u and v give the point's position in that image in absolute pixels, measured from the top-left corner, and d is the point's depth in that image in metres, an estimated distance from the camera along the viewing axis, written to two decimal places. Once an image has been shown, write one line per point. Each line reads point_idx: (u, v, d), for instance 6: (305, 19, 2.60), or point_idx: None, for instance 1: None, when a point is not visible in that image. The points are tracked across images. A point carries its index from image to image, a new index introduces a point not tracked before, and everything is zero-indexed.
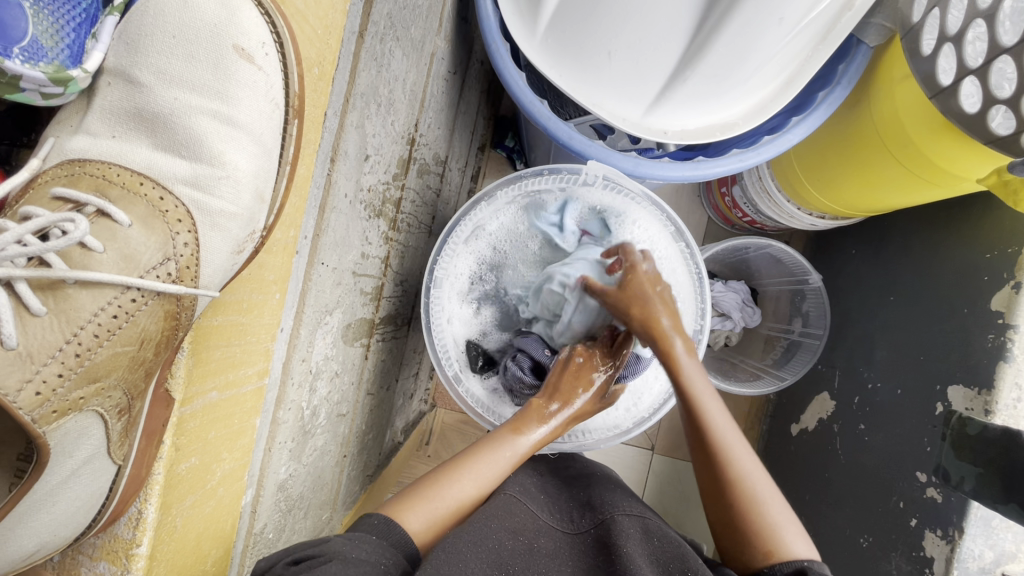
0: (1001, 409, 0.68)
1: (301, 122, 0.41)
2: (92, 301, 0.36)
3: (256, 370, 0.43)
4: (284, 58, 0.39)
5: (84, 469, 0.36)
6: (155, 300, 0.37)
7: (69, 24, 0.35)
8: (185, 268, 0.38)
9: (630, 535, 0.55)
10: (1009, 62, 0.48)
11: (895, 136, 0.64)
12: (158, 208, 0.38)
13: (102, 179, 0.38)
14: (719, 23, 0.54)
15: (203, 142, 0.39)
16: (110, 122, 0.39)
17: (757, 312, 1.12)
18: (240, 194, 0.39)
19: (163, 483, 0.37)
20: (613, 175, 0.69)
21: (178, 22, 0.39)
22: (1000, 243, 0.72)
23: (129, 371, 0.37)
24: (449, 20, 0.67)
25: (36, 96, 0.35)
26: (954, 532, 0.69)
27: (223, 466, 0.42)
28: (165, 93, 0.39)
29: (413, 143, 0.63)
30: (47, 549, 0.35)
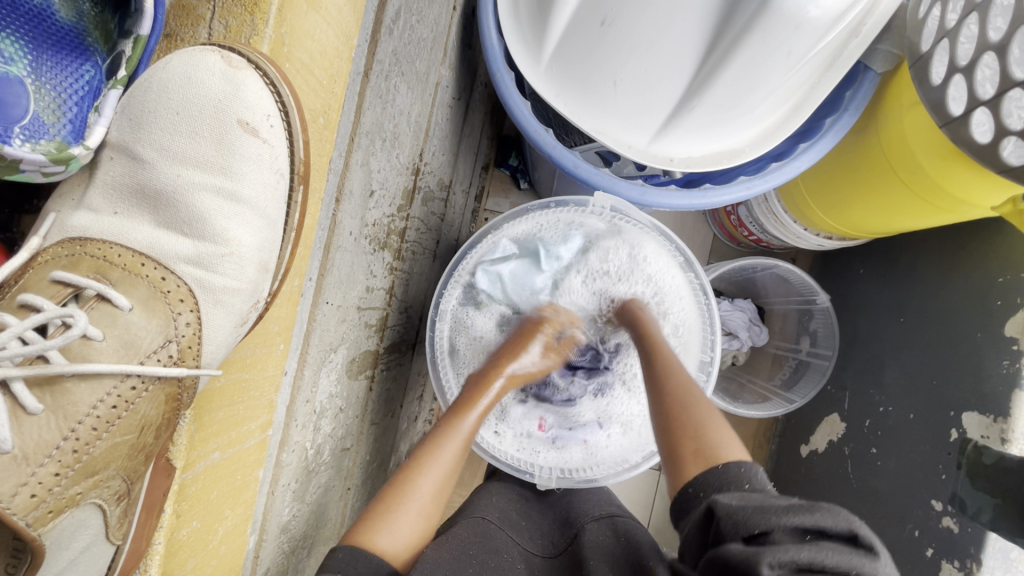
0: (1018, 438, 0.66)
1: (306, 188, 0.41)
2: (91, 393, 0.35)
3: (259, 425, 0.43)
4: (289, 128, 0.39)
5: (82, 557, 0.36)
6: (156, 384, 0.37)
7: (71, 99, 0.36)
8: (186, 349, 0.38)
9: (599, 545, 0.57)
10: (1021, 94, 0.47)
11: (903, 162, 0.64)
12: (159, 289, 0.38)
13: (103, 260, 0.38)
14: (724, 57, 0.54)
15: (206, 220, 0.39)
16: (113, 199, 0.39)
17: (765, 332, 1.11)
18: (244, 270, 0.39)
19: (162, 553, 0.38)
20: (622, 206, 0.69)
21: (184, 98, 0.38)
22: (1013, 266, 0.71)
23: (128, 459, 0.37)
24: (453, 49, 0.67)
25: (37, 174, 0.35)
26: (972, 564, 0.68)
27: (226, 523, 0.42)
28: (169, 170, 0.39)
29: (417, 173, 0.63)
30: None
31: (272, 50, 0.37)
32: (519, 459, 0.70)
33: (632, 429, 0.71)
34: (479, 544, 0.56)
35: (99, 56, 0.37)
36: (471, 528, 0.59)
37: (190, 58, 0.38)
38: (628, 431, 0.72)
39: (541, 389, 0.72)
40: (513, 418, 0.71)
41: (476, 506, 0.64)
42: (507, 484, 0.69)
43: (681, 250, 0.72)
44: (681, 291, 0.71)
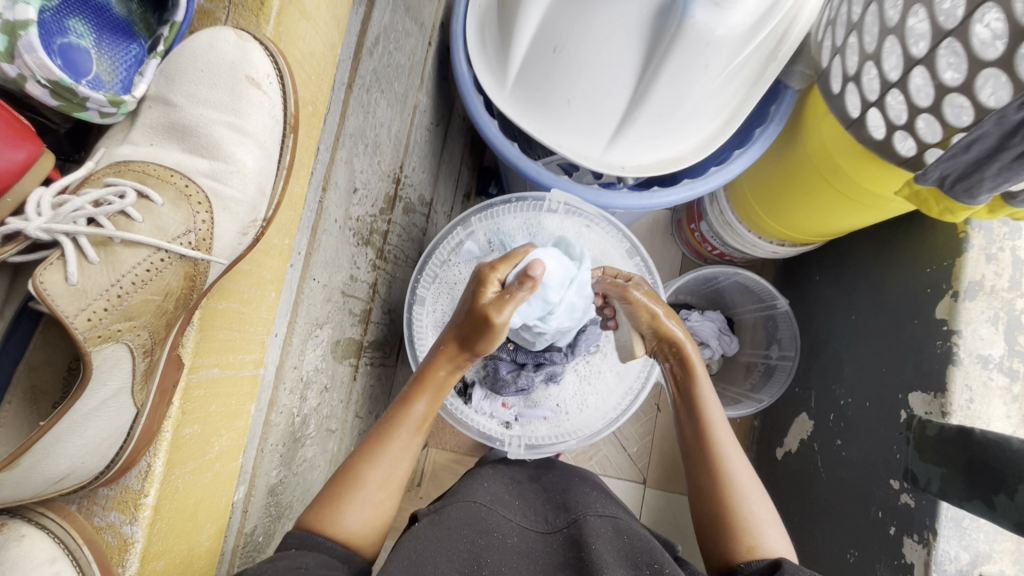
0: (956, 410, 0.72)
1: (296, 135, 0.48)
2: (133, 256, 0.42)
3: (253, 359, 0.47)
4: (284, 88, 0.46)
5: (113, 400, 0.40)
6: (178, 262, 0.43)
7: (122, 65, 0.45)
8: (202, 239, 0.45)
9: (599, 534, 0.56)
10: (899, 93, 0.56)
11: (824, 162, 0.72)
12: (184, 193, 0.45)
13: (142, 173, 0.45)
14: (655, 73, 0.63)
15: (220, 146, 0.47)
16: (149, 135, 0.47)
17: (735, 340, 1.17)
18: (247, 185, 0.46)
19: (169, 441, 0.41)
20: (574, 202, 0.76)
21: (206, 61, 0.46)
22: (937, 257, 0.79)
23: (156, 316, 0.42)
24: (430, 79, 0.77)
25: (95, 114, 0.44)
26: (929, 535, 0.71)
27: (221, 442, 0.45)
28: (193, 110, 0.47)
29: (398, 182, 0.71)
30: (73, 479, 0.39)
31: (273, 37, 0.45)
32: (491, 430, 0.76)
33: (589, 402, 0.77)
34: (472, 530, 0.56)
35: (143, 38, 0.46)
36: (463, 511, 0.58)
37: (212, 33, 0.46)
38: (588, 403, 0.77)
39: (497, 374, 0.76)
40: (476, 397, 0.77)
41: (468, 491, 0.62)
42: (501, 469, 0.68)
43: (628, 237, 0.78)
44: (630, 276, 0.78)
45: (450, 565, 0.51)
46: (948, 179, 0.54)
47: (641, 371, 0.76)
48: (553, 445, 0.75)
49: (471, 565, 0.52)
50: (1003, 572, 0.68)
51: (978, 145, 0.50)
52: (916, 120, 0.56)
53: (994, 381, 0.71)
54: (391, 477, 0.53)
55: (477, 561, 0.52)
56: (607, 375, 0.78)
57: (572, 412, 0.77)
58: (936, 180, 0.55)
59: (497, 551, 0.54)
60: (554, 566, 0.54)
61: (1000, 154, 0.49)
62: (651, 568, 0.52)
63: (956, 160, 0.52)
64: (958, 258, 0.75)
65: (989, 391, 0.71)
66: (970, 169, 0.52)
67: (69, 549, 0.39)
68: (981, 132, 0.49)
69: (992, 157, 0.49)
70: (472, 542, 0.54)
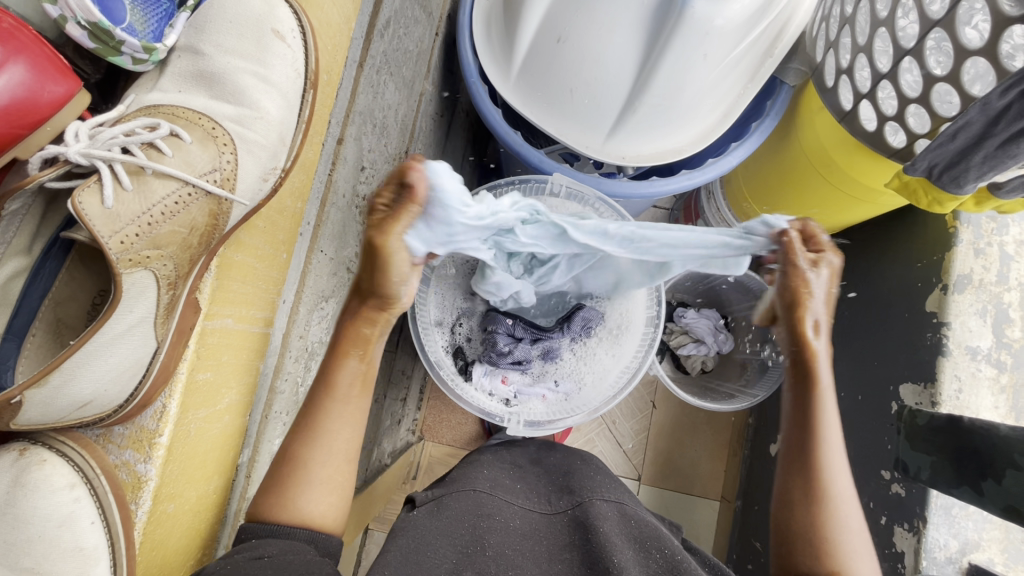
0: (945, 400, 0.73)
1: (316, 92, 0.49)
2: (163, 187, 0.44)
3: (263, 316, 0.48)
4: (306, 43, 0.48)
5: (134, 330, 0.42)
6: (204, 198, 0.45)
7: (154, 16, 0.49)
8: (226, 179, 0.47)
9: (606, 517, 0.58)
10: (889, 85, 0.59)
11: (819, 157, 0.75)
12: (211, 134, 0.47)
13: (171, 115, 0.47)
14: (656, 63, 0.65)
15: (245, 93, 0.48)
16: (179, 82, 0.48)
17: (730, 338, 1.18)
18: (270, 131, 0.48)
19: (184, 383, 0.41)
20: (576, 186, 0.75)
21: (235, 13, 0.49)
22: (927, 252, 0.81)
23: (181, 249, 0.44)
24: (436, 69, 0.79)
25: (128, 59, 0.46)
26: (919, 523, 0.72)
27: (230, 395, 0.45)
28: (220, 59, 0.48)
29: (403, 166, 0.72)
30: (94, 406, 0.41)
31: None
32: (493, 409, 0.76)
33: (585, 382, 0.77)
34: (472, 515, 0.57)
35: None
36: (461, 500, 0.58)
37: None
38: (586, 383, 0.77)
39: (494, 355, 0.75)
40: (477, 376, 0.77)
41: (470, 477, 0.63)
42: (501, 455, 0.69)
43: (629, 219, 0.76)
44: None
45: (449, 552, 0.53)
46: (936, 168, 0.56)
47: (638, 351, 0.76)
48: (552, 423, 0.76)
49: (472, 547, 0.54)
50: (991, 560, 0.69)
51: (964, 133, 0.51)
52: (906, 111, 0.58)
53: (982, 372, 0.73)
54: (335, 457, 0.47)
55: (478, 544, 0.54)
56: (603, 356, 0.77)
57: (569, 391, 0.77)
58: (925, 170, 0.57)
59: (497, 535, 0.55)
60: (559, 546, 0.56)
61: (986, 141, 0.51)
62: (660, 552, 0.55)
63: (943, 149, 0.54)
64: (948, 253, 0.77)
65: (977, 382, 0.73)
66: (957, 158, 0.54)
67: (87, 477, 0.41)
68: (966, 120, 0.50)
69: (978, 145, 0.51)
70: (471, 527, 0.55)
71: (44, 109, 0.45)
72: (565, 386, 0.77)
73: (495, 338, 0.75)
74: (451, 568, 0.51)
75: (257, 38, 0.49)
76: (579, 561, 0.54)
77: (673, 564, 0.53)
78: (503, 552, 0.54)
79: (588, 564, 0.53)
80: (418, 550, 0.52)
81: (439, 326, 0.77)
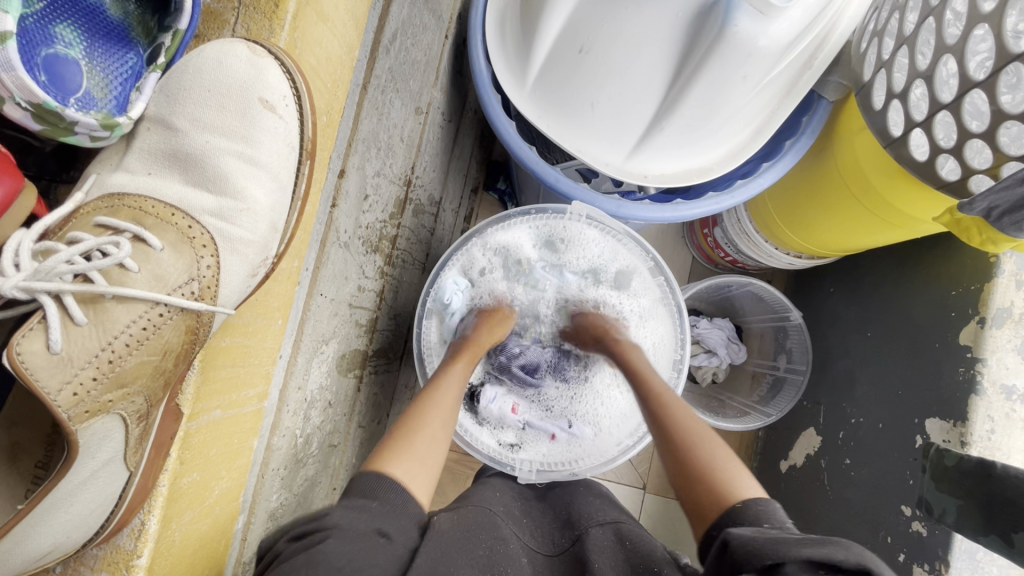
0: (975, 440, 0.70)
1: (312, 163, 0.44)
2: (126, 313, 0.38)
3: (257, 393, 0.44)
4: (300, 108, 0.43)
5: (102, 472, 0.37)
6: (179, 315, 0.40)
7: (117, 79, 0.42)
8: (206, 288, 0.41)
9: (604, 548, 0.52)
10: (950, 116, 0.53)
11: (856, 179, 0.69)
12: (187, 235, 0.41)
13: (139, 211, 0.42)
14: (690, 81, 0.59)
15: (229, 180, 0.42)
16: (149, 162, 0.43)
17: (743, 350, 1.14)
18: (258, 225, 0.42)
19: (165, 495, 0.37)
20: (597, 215, 0.73)
21: (213, 79, 0.42)
22: (964, 280, 0.76)
23: (152, 378, 0.39)
24: (444, 74, 0.73)
25: (86, 138, 0.40)
26: (941, 566, 0.70)
27: (221, 484, 0.42)
28: (198, 138, 0.43)
29: (409, 184, 0.67)
30: (58, 552, 0.35)
31: (289, 44, 0.41)
32: (501, 453, 0.72)
33: (601, 424, 0.75)
34: (484, 535, 0.52)
35: (141, 47, 0.43)
36: (469, 520, 0.54)
37: (221, 46, 0.42)
38: (603, 423, 0.75)
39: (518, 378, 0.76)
40: (490, 411, 0.75)
41: (476, 501, 0.59)
42: (509, 481, 0.67)
43: (651, 254, 0.74)
44: (650, 294, 0.75)
45: (470, 569, 0.46)
46: (995, 211, 0.52)
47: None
48: (565, 466, 0.72)
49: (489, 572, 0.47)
50: None
51: None
52: (966, 146, 0.53)
53: (1017, 413, 0.69)
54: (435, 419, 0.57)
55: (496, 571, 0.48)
56: (621, 397, 0.76)
57: (582, 434, 0.74)
58: (982, 211, 0.52)
59: (509, 566, 0.49)
60: None
61: None
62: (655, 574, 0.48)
63: (1008, 192, 0.49)
64: (986, 284, 0.73)
65: (1012, 423, 0.68)
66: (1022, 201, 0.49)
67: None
68: None
69: None
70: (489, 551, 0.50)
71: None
72: (580, 429, 0.74)
73: (519, 364, 0.76)
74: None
75: (242, 110, 0.43)
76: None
77: None
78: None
79: None
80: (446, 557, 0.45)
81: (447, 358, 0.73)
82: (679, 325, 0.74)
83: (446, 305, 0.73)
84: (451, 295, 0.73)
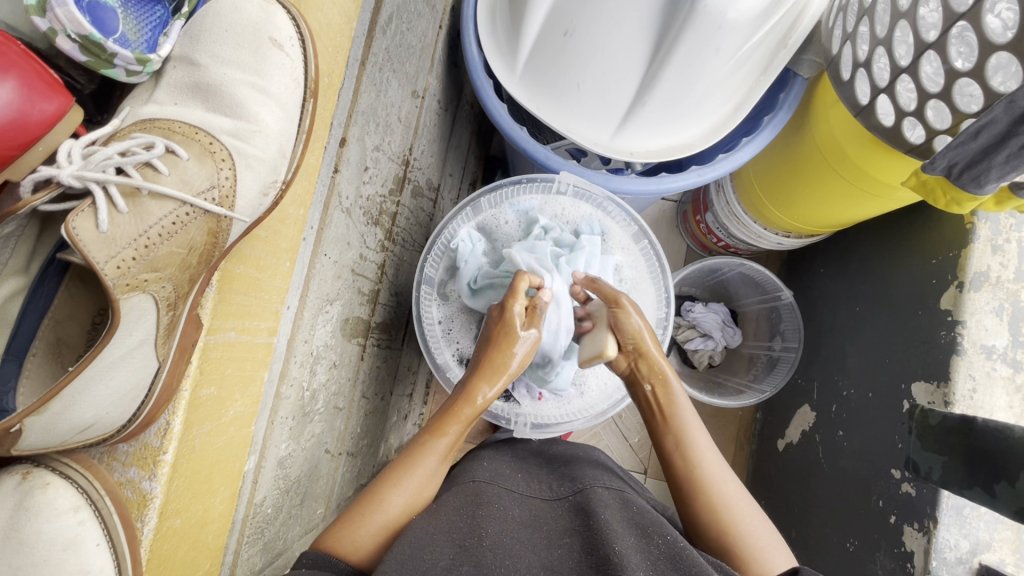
0: (958, 400, 0.72)
1: (316, 100, 0.49)
2: (160, 208, 0.45)
3: (268, 326, 0.47)
4: (304, 50, 0.48)
5: (137, 351, 0.42)
6: (202, 216, 0.46)
7: (148, 26, 0.48)
8: (225, 196, 0.47)
9: (607, 505, 0.55)
10: (908, 79, 0.58)
11: (833, 151, 0.72)
12: (208, 150, 0.47)
13: (166, 130, 0.47)
14: (667, 57, 0.63)
15: (243, 106, 0.48)
16: (174, 94, 0.48)
17: (737, 332, 1.16)
18: (269, 145, 0.48)
19: (187, 401, 0.42)
20: (584, 184, 0.75)
21: (230, 21, 0.48)
22: (944, 248, 0.79)
23: (180, 269, 0.45)
24: (439, 62, 0.77)
25: (122, 72, 0.45)
26: (929, 523, 0.72)
27: (235, 407, 0.45)
28: (217, 70, 0.48)
29: (408, 164, 0.71)
30: (95, 430, 0.41)
31: (294, 2, 0.49)
32: (500, 408, 0.77)
33: (590, 385, 0.77)
34: (471, 506, 0.54)
35: (166, 2, 0.50)
36: (461, 492, 0.56)
37: None
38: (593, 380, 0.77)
39: None
40: None
41: (469, 471, 0.61)
42: (502, 449, 0.67)
43: (635, 218, 0.77)
44: (636, 258, 0.78)
45: (447, 549, 0.48)
46: (955, 168, 0.54)
47: None
48: (558, 425, 0.76)
49: (470, 539, 0.49)
50: (1002, 561, 0.68)
51: (987, 131, 0.50)
52: (926, 107, 0.57)
53: (997, 372, 0.72)
54: (426, 469, 0.57)
55: (476, 535, 0.50)
56: None
57: (571, 395, 0.77)
58: (943, 169, 0.55)
59: (497, 520, 0.52)
60: (559, 532, 0.53)
61: (1009, 141, 0.50)
62: (662, 538, 0.51)
63: (964, 148, 0.52)
64: (965, 250, 0.75)
65: (991, 381, 0.72)
66: (979, 156, 0.53)
67: (91, 499, 0.40)
68: (991, 117, 0.49)
69: (1001, 144, 0.50)
70: (469, 520, 0.52)
71: (36, 129, 0.43)
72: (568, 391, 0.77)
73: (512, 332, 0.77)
74: (449, 565, 0.47)
75: (254, 49, 0.48)
76: (579, 547, 0.51)
77: (674, 554, 0.49)
78: (500, 541, 0.50)
79: (587, 552, 0.50)
80: (415, 554, 0.47)
81: (443, 304, 0.77)
82: (661, 284, 0.78)
83: (455, 249, 0.75)
84: (459, 241, 0.74)
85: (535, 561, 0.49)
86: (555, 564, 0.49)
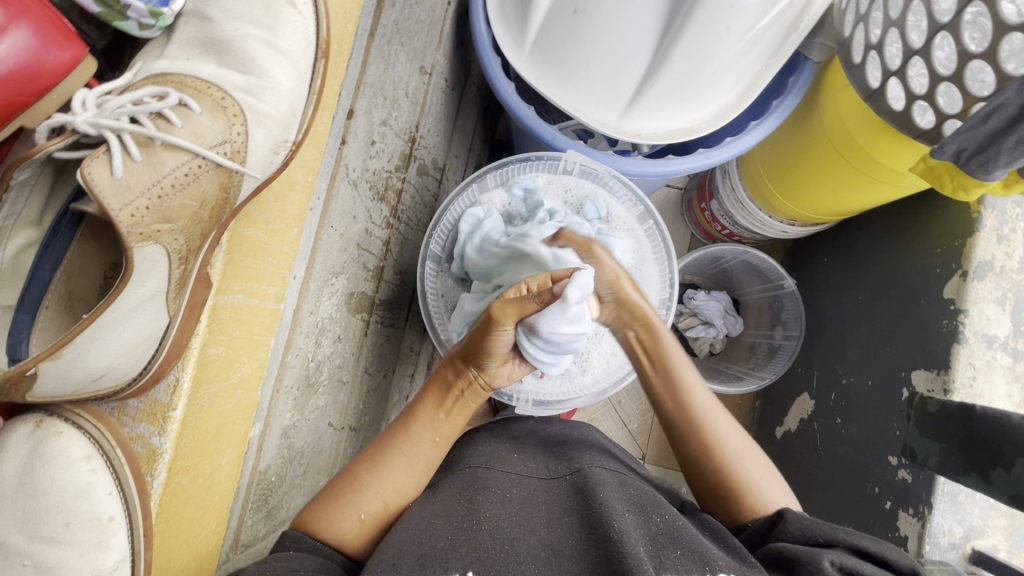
0: (958, 388, 0.72)
1: (327, 62, 0.48)
2: (173, 159, 0.43)
3: (274, 292, 0.49)
4: (315, 8, 0.47)
5: (149, 304, 0.42)
6: (214, 170, 0.44)
7: None
8: (237, 152, 0.45)
9: (607, 485, 0.53)
10: (921, 60, 0.58)
11: (841, 137, 0.72)
12: (221, 104, 0.45)
13: (179, 84, 0.45)
14: (677, 35, 0.63)
15: (254, 62, 0.46)
16: (185, 49, 0.46)
17: (739, 321, 1.14)
18: (279, 103, 0.46)
19: (196, 357, 0.43)
20: (591, 164, 0.75)
21: None
22: (948, 237, 0.79)
23: (191, 223, 0.44)
24: (448, 39, 0.77)
25: (134, 25, 0.44)
26: (924, 509, 0.72)
27: (242, 368, 0.47)
28: (228, 25, 0.46)
29: (414, 142, 0.70)
30: (110, 378, 0.41)
31: None
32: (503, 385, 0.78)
33: (590, 365, 0.78)
34: (467, 490, 0.53)
35: None
36: (461, 479, 0.55)
37: None
38: (593, 359, 0.79)
39: None
40: None
41: (465, 456, 0.59)
42: (499, 428, 0.64)
43: (641, 200, 0.78)
44: (641, 240, 0.78)
45: (444, 535, 0.47)
46: (965, 153, 0.55)
47: None
48: (561, 403, 0.78)
49: (466, 521, 0.49)
50: (995, 546, 0.69)
51: (997, 115, 0.51)
52: (937, 90, 0.57)
53: (998, 360, 0.72)
54: (422, 450, 0.58)
55: (474, 517, 0.49)
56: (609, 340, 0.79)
57: (572, 372, 0.78)
58: (952, 155, 0.55)
59: (489, 502, 0.51)
60: (558, 511, 0.52)
61: (1017, 126, 0.51)
62: (660, 516, 0.50)
63: (974, 131, 0.53)
64: (970, 238, 0.75)
65: (992, 369, 0.72)
66: (988, 141, 0.53)
67: (103, 449, 0.41)
68: (1002, 100, 0.50)
69: (1009, 129, 0.51)
70: (466, 502, 0.51)
71: (49, 76, 0.42)
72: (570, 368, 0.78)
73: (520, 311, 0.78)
74: (448, 545, 0.46)
75: (266, 5, 0.46)
76: (578, 526, 0.49)
77: (673, 531, 0.48)
78: (498, 524, 0.49)
79: (586, 528, 0.49)
80: (414, 539, 0.46)
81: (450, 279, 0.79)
82: (665, 267, 0.78)
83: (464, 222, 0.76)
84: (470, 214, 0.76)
85: (535, 543, 0.47)
86: (554, 541, 0.48)
